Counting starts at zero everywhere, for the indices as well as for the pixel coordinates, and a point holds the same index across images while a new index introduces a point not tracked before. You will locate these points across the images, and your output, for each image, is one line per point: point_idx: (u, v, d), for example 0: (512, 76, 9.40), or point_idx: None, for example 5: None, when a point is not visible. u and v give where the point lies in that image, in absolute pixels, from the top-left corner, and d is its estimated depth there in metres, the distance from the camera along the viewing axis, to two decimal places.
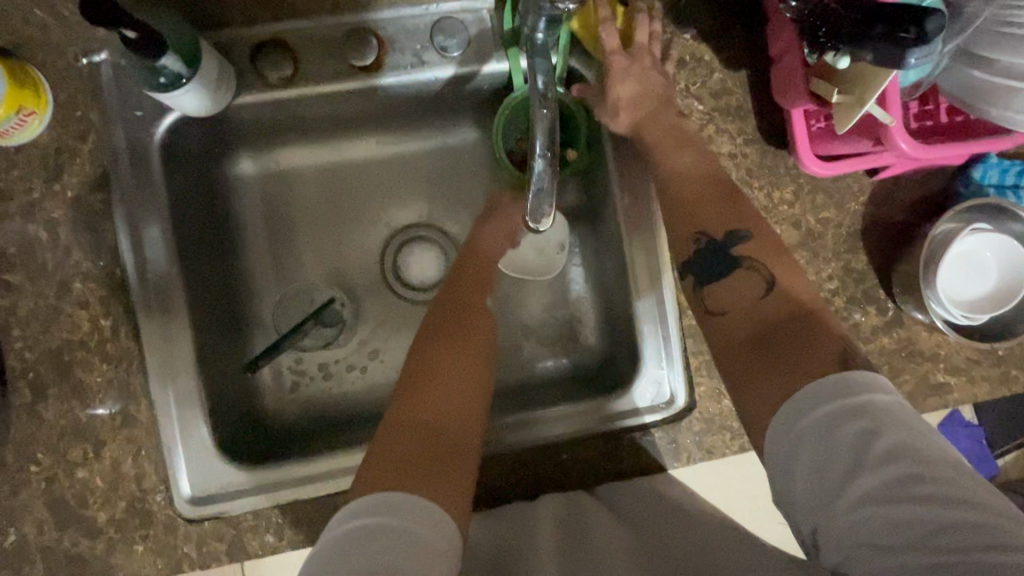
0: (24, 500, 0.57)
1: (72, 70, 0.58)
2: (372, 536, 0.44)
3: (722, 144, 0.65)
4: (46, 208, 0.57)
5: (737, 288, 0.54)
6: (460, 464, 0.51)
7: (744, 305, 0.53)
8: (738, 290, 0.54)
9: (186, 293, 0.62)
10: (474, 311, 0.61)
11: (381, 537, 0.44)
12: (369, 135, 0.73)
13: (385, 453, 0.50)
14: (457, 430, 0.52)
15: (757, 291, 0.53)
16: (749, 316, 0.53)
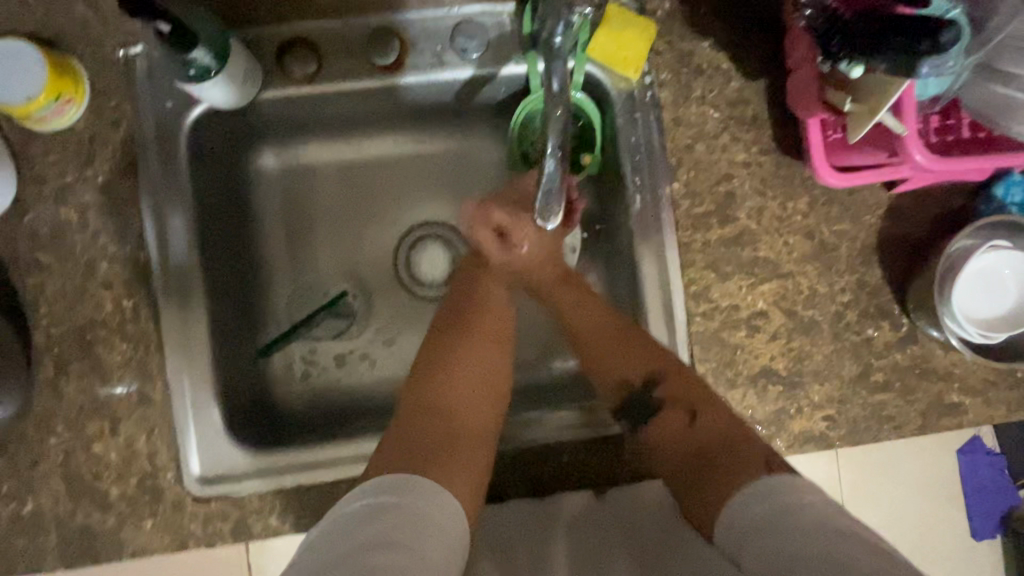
0: (42, 471, 0.60)
1: (109, 60, 0.60)
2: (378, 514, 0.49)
3: (737, 153, 0.65)
4: (77, 192, 0.60)
5: (671, 425, 0.61)
6: (476, 453, 0.58)
7: (676, 441, 0.61)
8: (669, 427, 0.61)
9: (205, 288, 0.64)
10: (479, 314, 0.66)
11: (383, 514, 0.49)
12: (389, 133, 0.75)
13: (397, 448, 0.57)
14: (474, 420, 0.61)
15: (683, 421, 0.61)
16: (680, 448, 0.60)
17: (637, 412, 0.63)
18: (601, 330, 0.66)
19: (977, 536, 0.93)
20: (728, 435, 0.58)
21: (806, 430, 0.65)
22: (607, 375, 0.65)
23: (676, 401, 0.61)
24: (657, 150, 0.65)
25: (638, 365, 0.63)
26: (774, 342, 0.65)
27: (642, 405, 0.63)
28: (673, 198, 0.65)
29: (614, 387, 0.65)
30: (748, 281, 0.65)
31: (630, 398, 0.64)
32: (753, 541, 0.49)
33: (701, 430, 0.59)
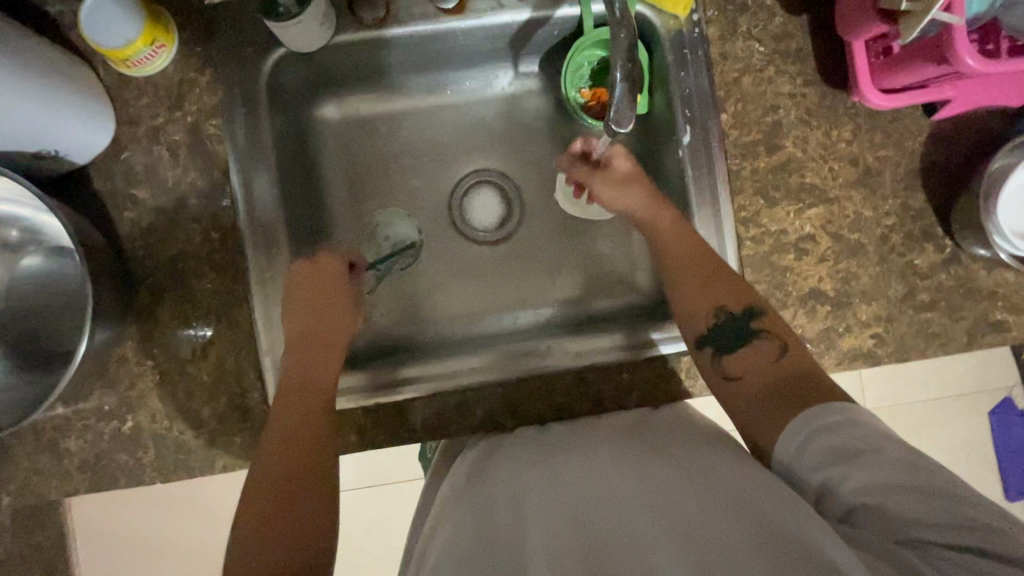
0: (140, 391, 0.64)
1: (197, 11, 0.66)
2: None
3: (782, 85, 0.68)
4: (168, 132, 0.65)
5: (759, 357, 0.60)
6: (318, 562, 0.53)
7: (761, 369, 0.59)
8: (756, 358, 0.60)
9: (284, 228, 0.70)
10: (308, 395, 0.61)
11: None
12: (441, 84, 0.79)
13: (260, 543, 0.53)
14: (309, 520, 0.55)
15: (771, 357, 0.59)
16: (763, 377, 0.58)
17: (724, 336, 0.62)
18: (703, 254, 0.65)
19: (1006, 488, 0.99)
20: (816, 373, 0.56)
21: (854, 348, 0.68)
22: (699, 304, 0.64)
23: (771, 335, 0.60)
24: (705, 84, 0.69)
25: (737, 297, 0.63)
26: (821, 264, 0.68)
27: (734, 332, 0.62)
28: (722, 129, 0.69)
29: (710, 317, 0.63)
30: (795, 206, 0.68)
31: (722, 324, 0.62)
32: (818, 445, 0.49)
33: (791, 364, 0.58)
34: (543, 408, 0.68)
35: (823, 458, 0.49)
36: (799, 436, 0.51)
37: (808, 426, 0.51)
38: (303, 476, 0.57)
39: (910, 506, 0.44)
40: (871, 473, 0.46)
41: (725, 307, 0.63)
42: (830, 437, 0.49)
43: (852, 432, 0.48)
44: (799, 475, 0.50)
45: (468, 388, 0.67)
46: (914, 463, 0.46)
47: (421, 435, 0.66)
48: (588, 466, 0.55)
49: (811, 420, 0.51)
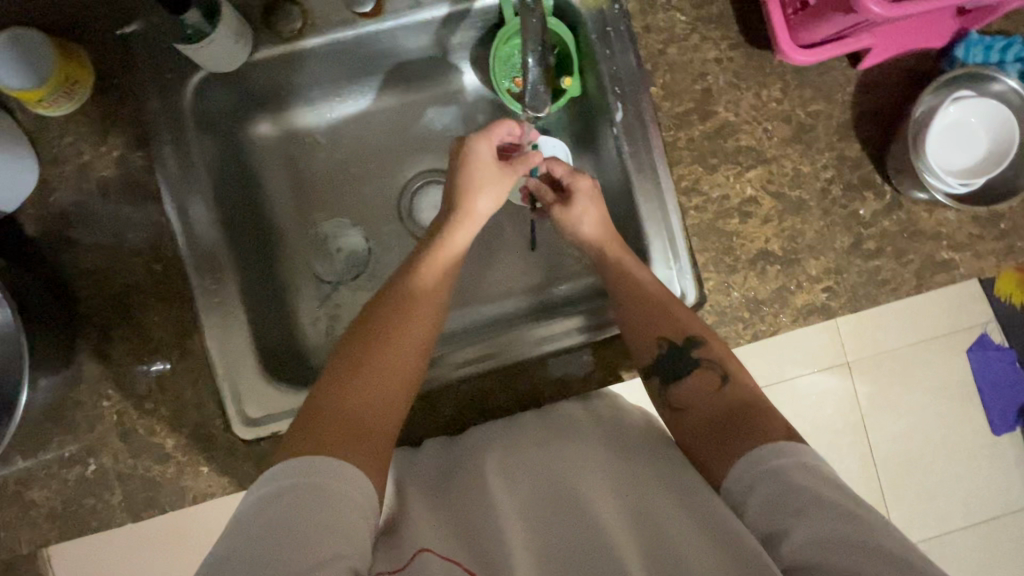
0: (100, 433, 0.63)
1: (110, 41, 0.65)
2: (310, 494, 0.47)
3: (707, 51, 0.69)
4: (96, 168, 0.64)
5: (701, 385, 0.60)
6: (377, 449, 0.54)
7: (703, 402, 0.59)
8: (698, 388, 0.60)
9: (229, 257, 0.68)
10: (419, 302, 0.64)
11: (303, 495, 0.47)
12: (374, 90, 0.78)
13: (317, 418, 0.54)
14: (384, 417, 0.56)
15: (713, 385, 0.60)
16: (706, 410, 0.58)
17: (669, 367, 0.62)
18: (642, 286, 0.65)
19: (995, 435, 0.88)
20: (755, 403, 0.56)
21: (809, 304, 0.68)
22: (643, 335, 0.63)
23: (710, 363, 0.60)
24: (631, 59, 0.69)
25: (678, 325, 0.63)
26: (767, 224, 0.68)
27: (677, 362, 0.62)
28: (653, 102, 0.69)
29: (654, 345, 0.63)
30: (734, 170, 0.69)
31: (663, 355, 0.62)
32: (761, 490, 0.48)
33: (732, 394, 0.58)
34: (508, 400, 0.68)
35: (766, 508, 0.47)
36: (744, 479, 0.50)
37: (753, 464, 0.50)
38: (373, 414, 0.56)
39: (856, 560, 0.41)
40: (809, 526, 0.44)
41: (665, 338, 0.62)
42: (771, 481, 0.48)
43: (794, 476, 0.47)
44: (746, 517, 0.49)
45: (452, 384, 0.67)
46: (851, 516, 0.44)
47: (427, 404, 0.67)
48: (565, 488, 0.56)
49: (758, 462, 0.50)
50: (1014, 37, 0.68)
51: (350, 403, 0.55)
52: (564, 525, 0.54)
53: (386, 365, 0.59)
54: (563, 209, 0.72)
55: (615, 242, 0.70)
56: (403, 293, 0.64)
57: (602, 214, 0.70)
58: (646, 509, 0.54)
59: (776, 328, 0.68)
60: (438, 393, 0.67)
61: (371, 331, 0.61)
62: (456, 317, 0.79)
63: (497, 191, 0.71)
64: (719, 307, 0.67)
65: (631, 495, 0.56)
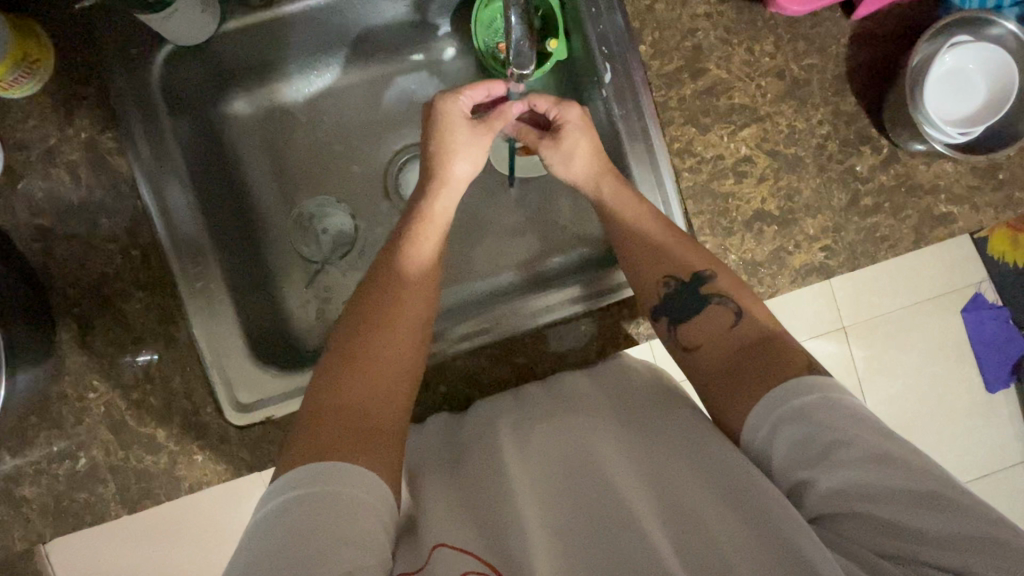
0: (88, 426, 0.61)
1: (69, 17, 0.61)
2: (318, 507, 0.45)
3: (696, 6, 0.66)
4: (64, 152, 0.61)
5: (713, 322, 0.58)
6: (385, 444, 0.52)
7: (717, 338, 0.57)
8: (710, 324, 0.58)
9: (211, 244, 0.67)
10: (397, 297, 0.61)
11: (314, 507, 0.45)
12: (351, 60, 0.76)
13: (310, 431, 0.51)
14: (381, 410, 0.54)
15: (726, 322, 0.57)
16: (721, 347, 0.57)
17: (675, 306, 0.60)
18: (644, 229, 0.63)
19: (990, 387, 1.06)
20: (768, 336, 0.55)
21: (807, 263, 0.67)
22: (645, 280, 0.62)
23: (722, 297, 0.58)
24: (618, 17, 0.67)
25: (679, 262, 0.61)
26: (763, 184, 0.67)
27: (684, 299, 0.60)
28: (642, 62, 0.66)
29: (660, 284, 0.61)
30: (728, 129, 0.67)
31: (670, 293, 0.61)
32: (787, 429, 0.47)
33: (745, 329, 0.56)
34: (506, 374, 0.67)
35: (794, 454, 0.47)
36: (766, 424, 0.49)
37: (773, 408, 0.49)
38: (375, 409, 0.54)
39: (890, 509, 0.42)
40: (841, 472, 0.44)
41: (673, 274, 0.61)
42: (799, 423, 0.47)
43: (824, 419, 0.46)
44: (774, 467, 0.49)
45: (453, 359, 0.66)
46: (881, 459, 0.43)
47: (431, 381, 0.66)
48: (578, 451, 0.55)
49: (781, 403, 0.48)
50: None
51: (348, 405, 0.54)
52: (581, 492, 0.52)
53: (381, 361, 0.57)
54: (553, 144, 0.68)
55: (611, 176, 0.67)
56: (388, 283, 0.62)
57: (596, 154, 0.67)
58: (661, 459, 0.53)
59: (774, 290, 0.67)
60: (437, 371, 0.66)
61: (357, 332, 0.59)
62: (452, 292, 0.77)
63: (476, 154, 0.69)
64: None
65: (641, 445, 0.55)
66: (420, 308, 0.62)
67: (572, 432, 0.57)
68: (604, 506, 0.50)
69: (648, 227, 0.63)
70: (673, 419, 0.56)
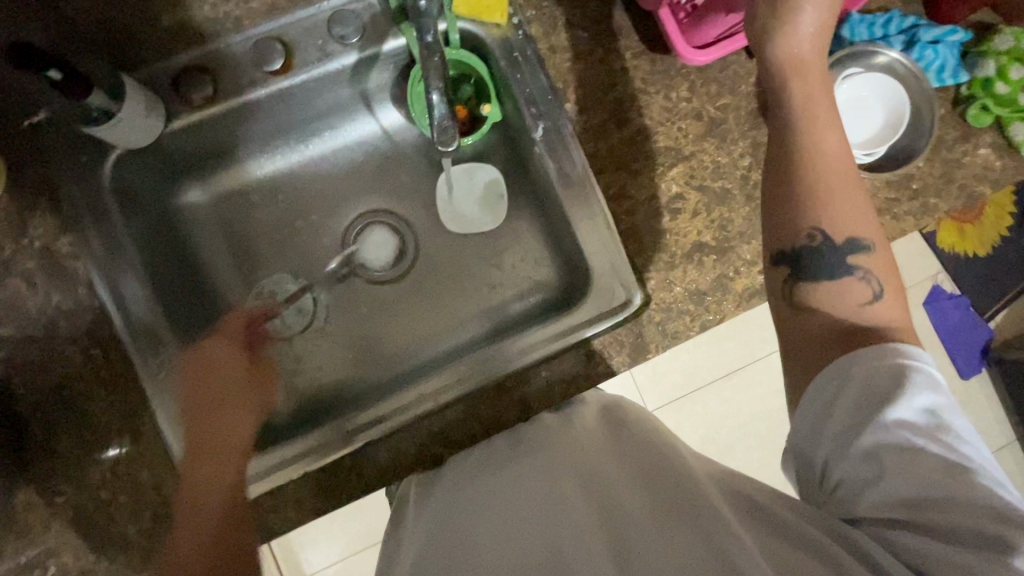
0: (55, 533, 0.60)
1: (17, 133, 0.64)
2: None
3: (614, 62, 0.72)
4: (19, 262, 0.63)
5: (844, 294, 0.51)
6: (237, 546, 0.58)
7: (840, 308, 0.51)
8: (842, 300, 0.51)
9: None
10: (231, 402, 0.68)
11: None
12: (301, 140, 0.79)
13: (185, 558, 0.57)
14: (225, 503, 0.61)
15: (865, 299, 0.51)
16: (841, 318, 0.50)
17: (812, 261, 0.52)
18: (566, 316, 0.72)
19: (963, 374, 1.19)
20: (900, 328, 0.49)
21: (749, 287, 0.69)
22: (790, 222, 0.54)
23: (866, 273, 0.51)
24: (541, 79, 0.72)
25: (842, 220, 0.52)
26: (697, 218, 0.70)
27: (822, 259, 0.52)
28: (569, 118, 0.72)
29: (807, 235, 0.53)
30: (657, 170, 0.71)
31: (813, 249, 0.52)
32: (865, 398, 0.44)
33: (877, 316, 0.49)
34: (476, 427, 0.68)
35: (844, 419, 0.45)
36: (832, 382, 0.46)
37: (850, 362, 0.45)
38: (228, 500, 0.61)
39: (897, 488, 0.42)
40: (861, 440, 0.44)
41: (822, 229, 0.52)
42: (857, 388, 0.44)
43: (892, 400, 0.43)
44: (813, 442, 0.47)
45: (423, 419, 0.68)
46: (917, 459, 0.41)
47: (405, 446, 0.66)
48: (558, 475, 0.56)
49: (874, 360, 0.45)
50: (891, 12, 0.73)
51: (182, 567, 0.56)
52: (555, 507, 0.53)
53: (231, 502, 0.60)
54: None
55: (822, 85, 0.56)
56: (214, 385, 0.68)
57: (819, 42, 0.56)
58: (632, 483, 0.54)
59: (722, 316, 0.69)
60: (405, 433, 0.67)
61: (187, 482, 0.62)
62: (423, 349, 0.79)
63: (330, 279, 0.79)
64: (664, 304, 0.69)
65: (632, 461, 0.57)
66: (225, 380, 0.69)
67: (577, 463, 0.57)
68: (565, 515, 0.51)
69: (835, 147, 0.54)
70: (647, 448, 0.58)
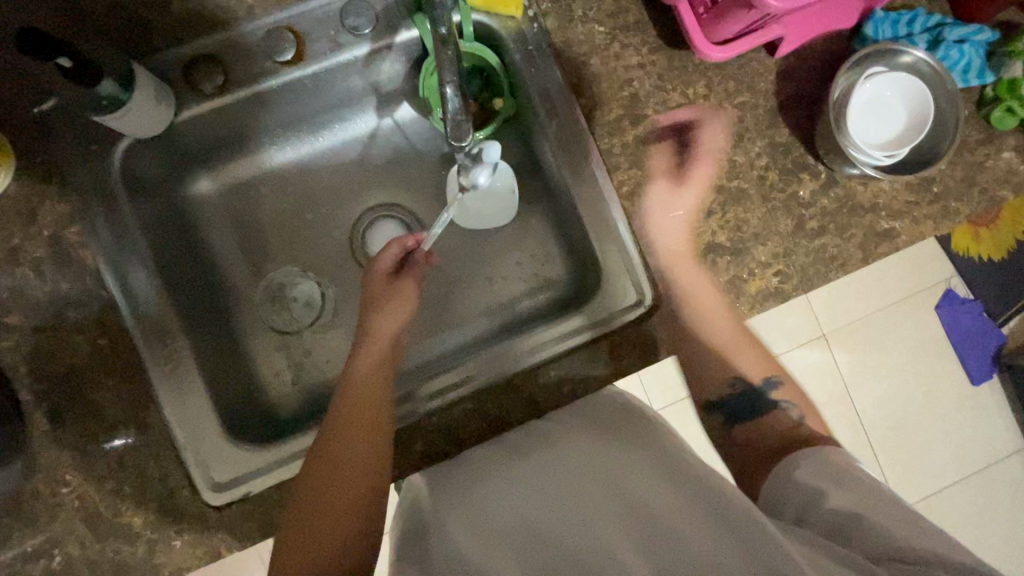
0: (62, 522, 0.60)
1: (27, 121, 0.63)
2: None
3: (630, 57, 0.70)
4: (28, 251, 0.63)
5: (775, 423, 0.63)
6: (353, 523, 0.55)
7: (769, 437, 0.61)
8: (772, 430, 0.62)
9: (179, 321, 0.67)
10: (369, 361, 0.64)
11: None
12: (311, 132, 0.79)
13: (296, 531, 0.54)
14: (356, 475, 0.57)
15: (787, 423, 0.62)
16: (771, 442, 0.60)
17: (741, 408, 0.66)
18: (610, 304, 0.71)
19: (973, 379, 1.16)
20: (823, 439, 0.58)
21: (762, 289, 0.68)
22: (711, 376, 0.68)
23: (784, 403, 0.65)
24: (556, 73, 0.71)
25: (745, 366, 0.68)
26: (711, 218, 0.69)
27: (750, 404, 0.66)
28: (583, 114, 0.70)
29: (727, 386, 0.67)
30: (672, 169, 0.70)
31: (735, 398, 0.66)
32: (813, 482, 0.50)
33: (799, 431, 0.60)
34: (482, 426, 0.67)
35: (804, 493, 0.50)
36: (786, 482, 0.52)
37: (792, 469, 0.53)
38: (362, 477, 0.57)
39: (883, 522, 0.44)
40: (833, 493, 0.48)
41: (739, 377, 0.67)
42: (813, 472, 0.51)
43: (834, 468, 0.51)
44: (787, 507, 0.50)
45: (430, 416, 0.67)
46: (875, 500, 0.46)
47: (414, 442, 0.66)
48: (568, 475, 0.52)
49: (795, 466, 0.53)
50: (916, 9, 0.71)
51: (335, 533, 0.54)
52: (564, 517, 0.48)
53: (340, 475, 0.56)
54: None
55: None
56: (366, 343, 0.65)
57: None
58: (654, 478, 0.50)
59: (734, 318, 0.68)
60: (412, 430, 0.66)
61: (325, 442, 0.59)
62: (431, 344, 0.79)
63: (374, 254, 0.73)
64: (676, 305, 0.68)
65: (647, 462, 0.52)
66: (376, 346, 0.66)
67: (584, 464, 0.53)
68: (579, 520, 0.47)
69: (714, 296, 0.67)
70: (666, 444, 0.54)
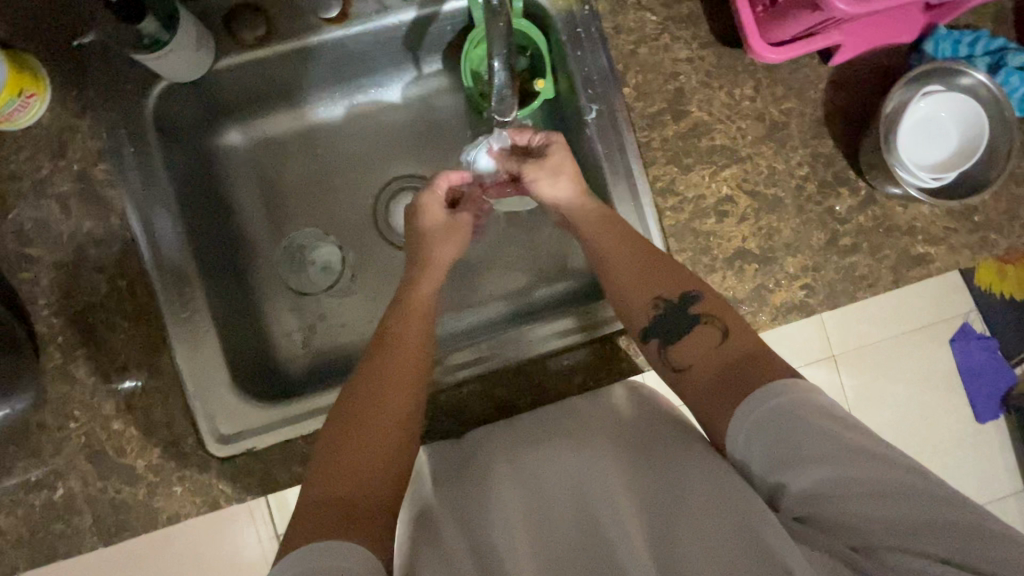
0: (67, 456, 0.61)
1: (65, 53, 0.63)
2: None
3: (679, 51, 0.69)
4: (55, 184, 0.62)
5: (699, 342, 0.58)
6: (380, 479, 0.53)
7: (704, 358, 0.57)
8: (697, 346, 0.58)
9: (199, 271, 0.68)
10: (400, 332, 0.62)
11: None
12: (345, 95, 0.78)
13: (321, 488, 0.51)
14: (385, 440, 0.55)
15: (714, 339, 0.57)
16: (707, 366, 0.56)
17: (668, 325, 0.60)
18: (628, 264, 0.63)
19: (979, 417, 1.12)
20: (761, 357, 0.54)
21: (786, 301, 0.67)
22: (639, 295, 0.62)
23: (708, 318, 0.58)
24: (602, 59, 0.69)
25: (672, 283, 0.61)
26: (743, 223, 0.68)
27: (674, 322, 0.60)
28: (626, 103, 0.69)
29: (650, 307, 0.61)
30: (709, 169, 0.68)
31: (658, 315, 0.60)
32: (777, 435, 0.48)
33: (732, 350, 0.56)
34: (488, 408, 0.67)
35: (772, 458, 0.48)
36: (742, 432, 0.50)
37: (749, 414, 0.50)
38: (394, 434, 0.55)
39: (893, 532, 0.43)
40: (833, 469, 0.45)
41: (662, 295, 0.61)
42: (782, 425, 0.48)
43: (807, 413, 0.47)
44: (757, 475, 0.50)
45: (441, 390, 0.67)
46: (866, 452, 0.45)
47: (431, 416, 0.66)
48: (568, 462, 0.58)
49: (756, 406, 0.50)
50: (981, 31, 0.69)
51: (375, 486, 0.52)
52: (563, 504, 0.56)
53: (374, 439, 0.54)
54: None
55: None
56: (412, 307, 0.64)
57: None
58: (634, 466, 0.57)
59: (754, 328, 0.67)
60: None
61: (348, 407, 0.57)
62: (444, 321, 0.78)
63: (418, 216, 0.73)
64: None
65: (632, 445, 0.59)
66: (420, 304, 0.65)
67: (576, 451, 0.59)
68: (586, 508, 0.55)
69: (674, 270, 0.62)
70: (655, 431, 0.60)
